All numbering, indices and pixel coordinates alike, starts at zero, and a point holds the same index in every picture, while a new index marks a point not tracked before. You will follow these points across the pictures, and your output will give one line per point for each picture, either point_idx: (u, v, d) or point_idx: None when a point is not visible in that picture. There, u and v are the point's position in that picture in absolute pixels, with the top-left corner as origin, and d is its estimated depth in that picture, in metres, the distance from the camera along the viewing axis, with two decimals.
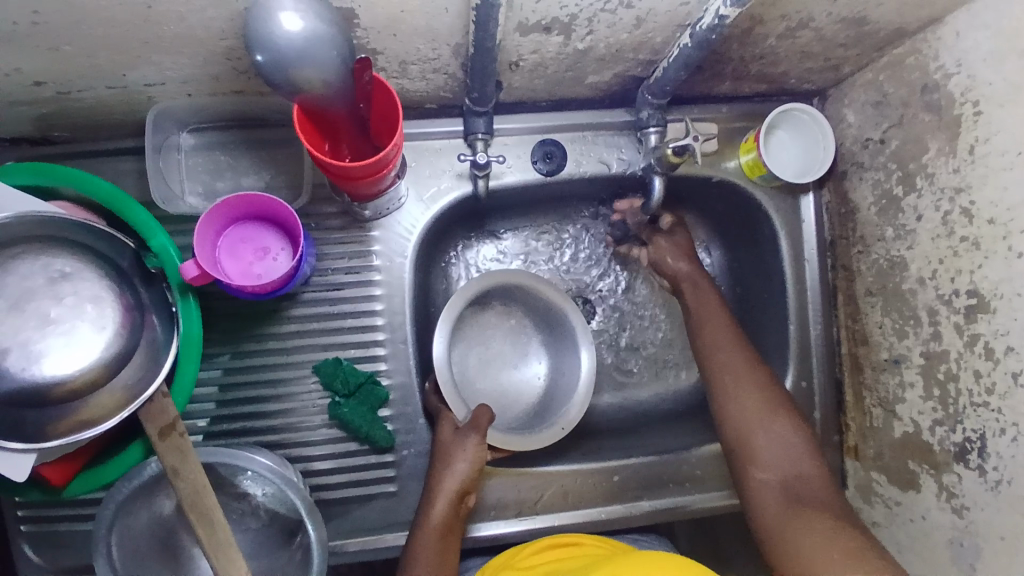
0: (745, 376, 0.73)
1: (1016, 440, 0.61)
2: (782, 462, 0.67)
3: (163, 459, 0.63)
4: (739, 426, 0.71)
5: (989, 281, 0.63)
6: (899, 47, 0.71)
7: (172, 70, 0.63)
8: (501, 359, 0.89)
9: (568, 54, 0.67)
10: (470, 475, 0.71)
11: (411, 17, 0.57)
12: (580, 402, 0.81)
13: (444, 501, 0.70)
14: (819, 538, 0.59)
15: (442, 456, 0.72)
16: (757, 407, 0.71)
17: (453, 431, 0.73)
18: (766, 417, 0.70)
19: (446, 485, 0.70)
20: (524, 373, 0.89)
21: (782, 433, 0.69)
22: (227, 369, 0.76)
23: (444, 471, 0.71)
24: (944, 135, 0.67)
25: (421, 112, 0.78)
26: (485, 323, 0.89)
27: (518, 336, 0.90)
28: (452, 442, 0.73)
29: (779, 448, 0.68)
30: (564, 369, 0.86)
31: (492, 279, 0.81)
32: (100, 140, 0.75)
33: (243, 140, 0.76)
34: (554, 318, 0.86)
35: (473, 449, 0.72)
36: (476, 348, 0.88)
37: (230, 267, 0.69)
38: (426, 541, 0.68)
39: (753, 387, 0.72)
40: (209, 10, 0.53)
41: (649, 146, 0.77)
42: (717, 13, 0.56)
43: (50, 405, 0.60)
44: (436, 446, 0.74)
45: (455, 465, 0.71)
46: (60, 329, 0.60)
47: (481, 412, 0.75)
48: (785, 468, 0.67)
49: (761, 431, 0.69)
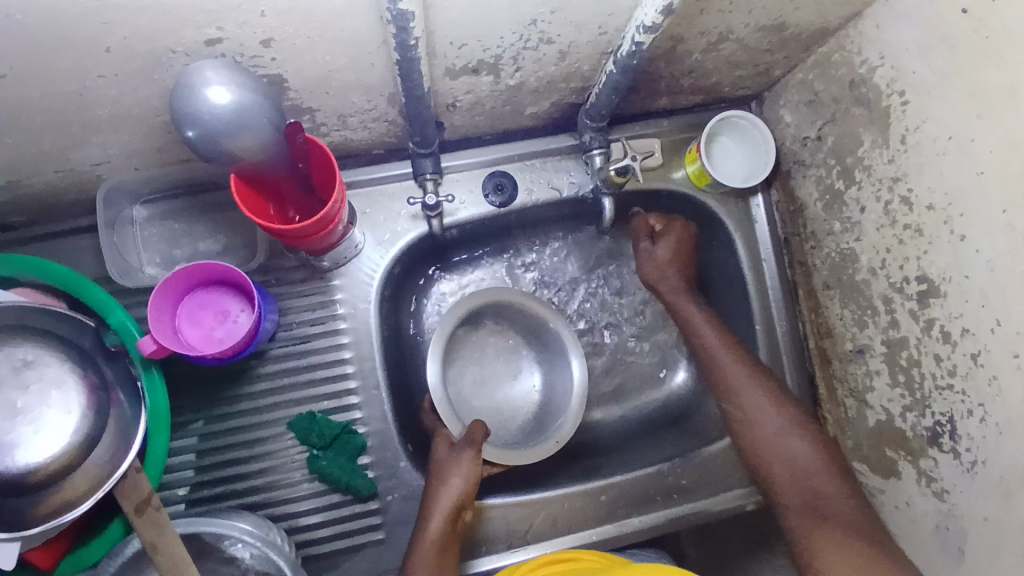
0: (748, 384, 0.77)
1: (984, 421, 0.61)
2: (795, 471, 0.70)
3: (141, 535, 0.64)
4: (751, 436, 0.74)
5: (937, 266, 0.64)
6: (824, 46, 0.73)
7: (115, 148, 0.63)
8: (497, 377, 0.89)
9: (502, 90, 0.68)
10: (465, 491, 0.71)
11: (341, 75, 0.59)
12: (575, 414, 0.80)
13: (440, 518, 0.70)
14: (845, 555, 0.62)
15: (438, 473, 0.73)
16: (774, 422, 0.74)
17: (448, 448, 0.75)
18: (776, 426, 0.73)
19: (443, 501, 0.70)
20: (517, 386, 0.89)
21: (800, 448, 0.71)
22: (203, 435, 0.76)
23: (439, 488, 0.71)
24: (876, 128, 0.69)
25: (369, 159, 0.79)
26: (481, 343, 0.90)
27: (512, 354, 0.91)
28: (447, 459, 0.74)
29: (790, 460, 0.71)
30: (557, 382, 0.86)
31: (479, 300, 0.81)
32: (52, 221, 0.75)
33: (194, 205, 0.77)
34: (545, 333, 0.87)
35: (467, 464, 0.72)
36: (471, 368, 0.89)
37: (191, 335, 0.69)
38: (422, 556, 0.68)
39: (770, 404, 0.75)
40: (140, 90, 0.55)
41: (594, 167, 0.78)
42: (633, 41, 0.58)
43: (27, 492, 0.60)
44: (432, 464, 0.75)
45: (450, 481, 0.72)
46: (28, 417, 0.60)
47: (475, 427, 0.76)
48: (800, 477, 0.70)
49: (772, 442, 0.73)
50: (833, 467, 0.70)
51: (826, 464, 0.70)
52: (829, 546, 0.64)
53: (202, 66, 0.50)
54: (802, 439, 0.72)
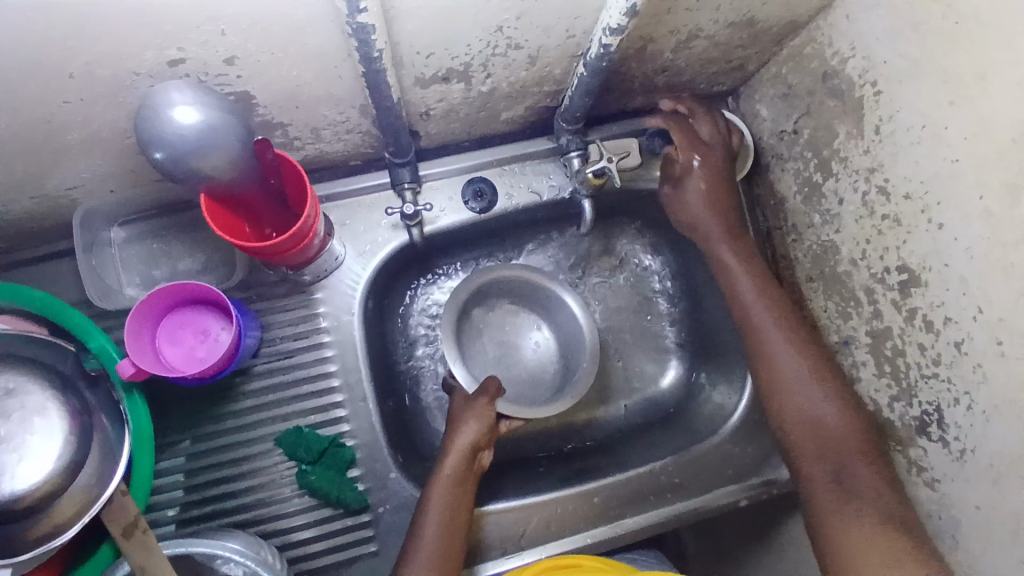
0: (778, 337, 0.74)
1: (971, 409, 0.61)
2: (821, 435, 0.69)
3: (129, 557, 0.63)
4: (779, 391, 0.73)
5: (917, 255, 0.64)
6: (796, 39, 0.73)
7: (88, 172, 0.63)
8: (517, 354, 0.89)
9: (475, 96, 0.68)
10: (481, 431, 0.73)
11: (308, 89, 0.58)
12: (592, 365, 0.80)
13: (456, 455, 0.72)
14: (861, 513, 0.63)
15: (453, 418, 0.75)
16: (802, 376, 0.72)
17: (463, 398, 0.76)
18: (807, 384, 0.71)
19: (459, 442, 0.72)
20: (539, 357, 0.89)
21: (826, 401, 0.70)
22: (190, 454, 0.75)
23: (455, 430, 0.73)
24: (851, 119, 0.69)
25: (346, 170, 0.79)
26: (500, 324, 0.90)
27: (530, 334, 0.90)
28: (462, 405, 0.75)
29: (816, 420, 0.70)
30: (572, 352, 0.85)
31: (492, 274, 0.81)
32: (29, 247, 0.74)
33: (172, 225, 0.76)
34: (555, 307, 0.86)
35: (480, 409, 0.74)
36: (492, 346, 0.89)
37: (172, 355, 0.69)
38: (439, 488, 0.70)
39: (799, 357, 0.73)
40: (107, 114, 0.54)
41: (573, 170, 0.78)
42: (600, 43, 0.58)
43: (11, 521, 0.59)
44: (450, 413, 0.77)
45: (464, 423, 0.73)
46: (11, 445, 0.59)
47: (490, 380, 0.77)
48: (825, 438, 0.69)
49: (800, 399, 0.71)
50: (861, 431, 0.69)
51: (853, 424, 0.69)
52: (846, 520, 0.64)
53: (167, 87, 0.50)
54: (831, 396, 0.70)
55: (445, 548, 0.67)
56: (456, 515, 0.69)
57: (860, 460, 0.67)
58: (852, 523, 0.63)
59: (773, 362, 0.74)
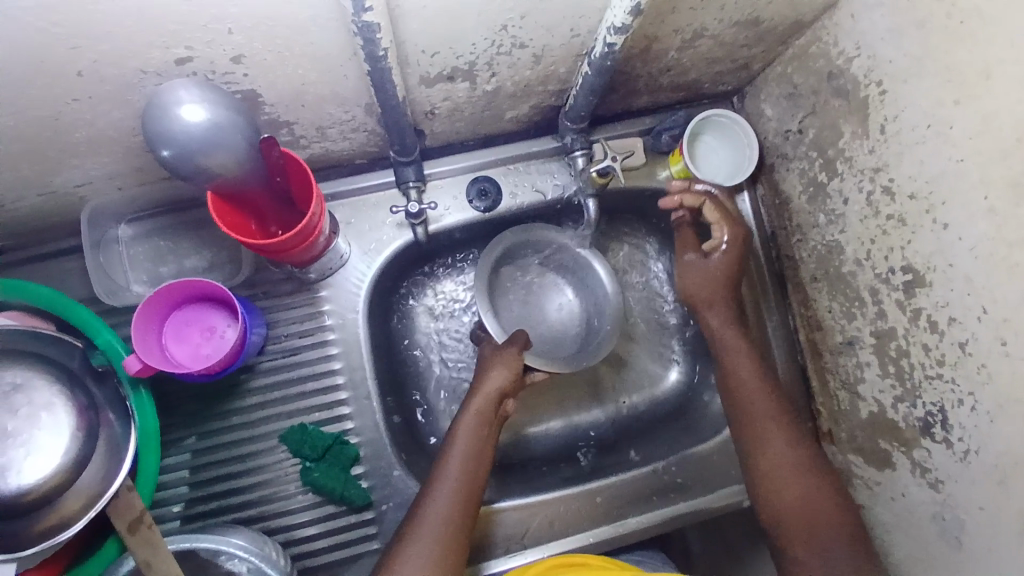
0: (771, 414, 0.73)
1: (975, 410, 0.60)
2: (809, 514, 0.66)
3: (134, 553, 0.64)
4: (770, 467, 0.70)
5: (921, 255, 0.64)
6: (801, 38, 0.73)
7: (95, 170, 0.64)
8: (544, 313, 0.90)
9: (479, 96, 0.69)
10: (507, 377, 0.73)
11: (313, 88, 0.59)
12: (616, 326, 0.81)
13: (482, 398, 0.72)
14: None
15: (483, 366, 0.75)
16: (795, 462, 0.70)
17: (493, 347, 0.77)
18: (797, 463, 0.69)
19: (488, 386, 0.72)
20: (566, 321, 0.90)
21: (816, 488, 0.68)
22: (195, 451, 0.76)
23: (483, 375, 0.74)
24: (856, 118, 0.69)
25: (351, 169, 0.79)
26: (530, 284, 0.91)
27: (558, 296, 0.91)
28: (491, 354, 0.76)
29: (805, 498, 0.67)
30: (598, 316, 0.85)
31: (527, 235, 0.81)
32: (37, 245, 0.75)
33: (179, 223, 0.77)
34: (583, 271, 0.86)
35: (507, 355, 0.74)
36: (521, 304, 0.90)
37: (179, 352, 0.69)
38: (462, 429, 0.70)
39: (787, 436, 0.71)
40: (114, 112, 0.55)
41: (577, 169, 0.78)
42: (605, 42, 0.58)
43: (19, 515, 0.60)
44: (480, 362, 0.77)
45: (491, 368, 0.73)
46: (19, 440, 0.59)
47: (519, 333, 0.77)
48: (813, 518, 0.66)
49: (793, 476, 0.69)
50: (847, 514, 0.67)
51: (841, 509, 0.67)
52: None
53: (174, 85, 0.51)
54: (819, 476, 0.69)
55: (467, 482, 0.67)
56: (480, 453, 0.69)
57: (846, 549, 0.64)
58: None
59: (766, 444, 0.71)
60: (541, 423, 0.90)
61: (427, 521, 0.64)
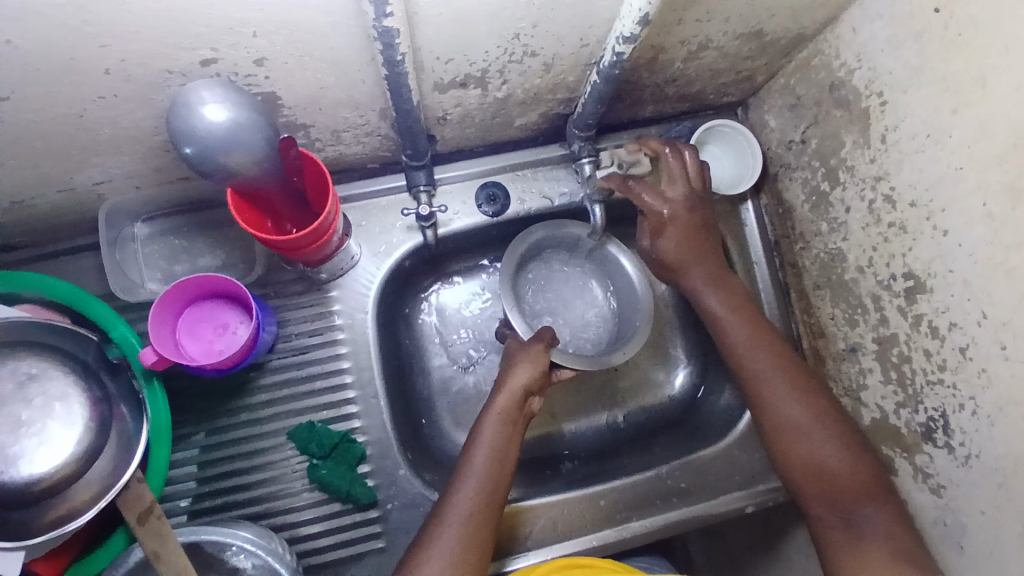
0: (781, 376, 0.71)
1: (976, 414, 0.61)
2: (825, 477, 0.66)
3: (143, 544, 0.64)
4: (786, 433, 0.69)
5: (922, 261, 0.65)
6: (803, 51, 0.75)
7: (115, 168, 0.66)
8: (576, 308, 0.91)
9: (490, 102, 0.71)
10: (534, 375, 0.73)
11: (331, 92, 0.61)
12: (646, 324, 0.80)
13: (508, 395, 0.72)
14: (877, 555, 0.60)
15: (508, 363, 0.75)
16: (811, 423, 0.68)
17: (520, 343, 0.77)
18: (809, 425, 0.68)
19: (513, 382, 0.72)
20: (597, 314, 0.91)
21: (836, 451, 0.67)
22: (204, 446, 0.77)
23: (509, 372, 0.73)
24: (857, 128, 0.70)
25: (364, 173, 0.81)
26: (559, 280, 0.91)
27: (587, 290, 0.91)
28: (517, 351, 0.76)
29: (821, 459, 0.67)
30: (627, 309, 0.86)
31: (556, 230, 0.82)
32: (54, 242, 0.77)
33: (194, 222, 0.79)
34: (610, 264, 0.86)
35: (534, 353, 0.74)
36: (552, 300, 0.91)
37: (191, 347, 0.71)
38: (489, 426, 0.70)
39: (800, 400, 0.70)
40: (137, 112, 0.57)
41: (584, 176, 0.80)
42: (614, 51, 0.60)
43: (29, 504, 0.60)
44: (505, 356, 0.77)
45: (519, 365, 0.73)
46: (32, 430, 0.61)
47: (545, 330, 0.77)
48: (829, 479, 0.66)
49: (807, 441, 0.68)
50: (864, 468, 0.66)
51: (858, 463, 0.66)
52: (863, 566, 0.60)
53: (199, 86, 0.53)
54: (834, 434, 0.68)
55: (490, 482, 0.67)
56: (505, 451, 0.69)
57: (875, 510, 0.64)
58: (869, 565, 0.60)
59: (779, 417, 0.70)
60: (545, 428, 0.91)
61: (450, 524, 0.64)
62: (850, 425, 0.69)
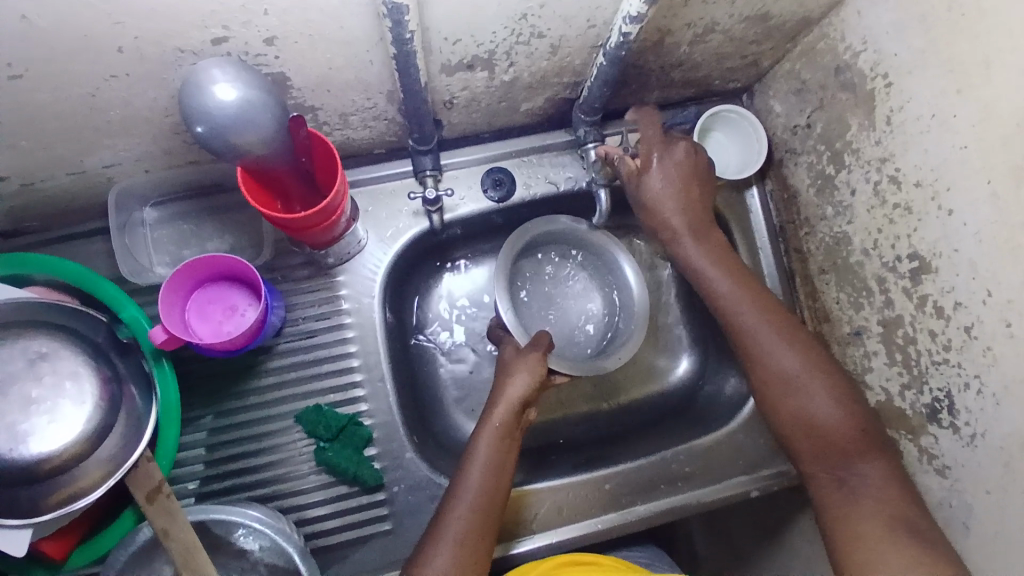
0: (773, 337, 0.71)
1: (981, 393, 0.61)
2: (814, 433, 0.66)
3: (153, 522, 0.65)
4: (775, 390, 0.69)
5: (927, 243, 0.65)
6: (809, 35, 0.75)
7: (126, 150, 0.66)
8: (565, 301, 0.90)
9: (497, 86, 0.71)
10: (530, 387, 0.72)
11: (340, 73, 0.61)
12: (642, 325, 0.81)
13: (505, 407, 0.71)
14: (866, 521, 0.60)
15: (504, 372, 0.75)
16: (804, 375, 0.68)
17: (516, 352, 0.77)
18: (800, 381, 0.68)
19: (510, 394, 0.72)
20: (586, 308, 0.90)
21: (827, 407, 0.67)
22: (212, 429, 0.77)
23: (506, 383, 0.73)
24: (863, 112, 0.70)
25: (370, 159, 0.82)
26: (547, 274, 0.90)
27: (577, 283, 0.90)
28: (514, 360, 0.75)
29: (808, 412, 0.67)
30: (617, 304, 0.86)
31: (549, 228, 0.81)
32: (66, 226, 0.77)
33: (202, 207, 0.79)
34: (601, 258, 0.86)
35: (532, 363, 0.73)
36: (541, 293, 0.90)
37: (200, 328, 0.71)
38: (485, 440, 0.70)
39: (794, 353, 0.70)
40: (149, 92, 0.57)
41: (589, 161, 0.81)
42: (620, 32, 0.60)
43: (40, 481, 0.61)
44: (501, 365, 0.77)
45: (516, 376, 0.73)
46: (43, 408, 0.61)
47: (542, 337, 0.77)
48: (819, 435, 0.66)
49: (799, 397, 0.68)
50: (859, 425, 0.66)
51: (853, 421, 0.66)
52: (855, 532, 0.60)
53: (210, 65, 0.53)
54: (828, 391, 0.67)
55: (489, 493, 0.67)
56: (501, 465, 0.69)
57: (873, 467, 0.63)
58: (862, 535, 0.60)
59: (767, 371, 0.70)
60: (550, 415, 0.91)
61: (446, 542, 0.64)
62: (849, 383, 0.68)
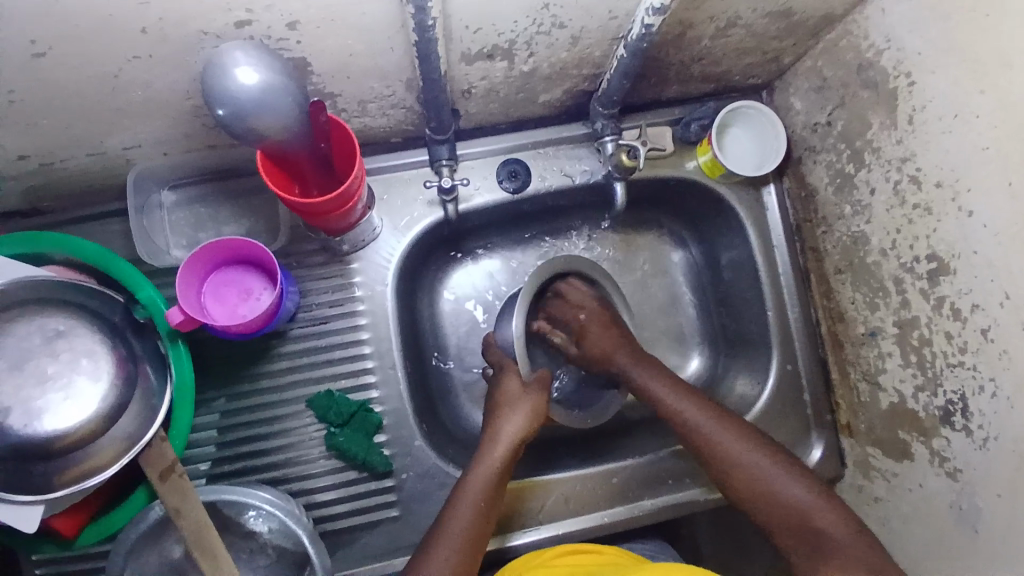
0: (713, 420, 0.70)
1: (995, 396, 0.61)
2: (777, 509, 0.64)
3: (165, 500, 0.66)
4: (728, 470, 0.67)
5: (947, 244, 0.64)
6: (831, 32, 0.74)
7: (145, 132, 0.67)
8: None
9: (515, 76, 0.71)
10: (530, 424, 0.70)
11: (359, 59, 0.61)
12: None
13: (504, 445, 0.69)
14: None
15: (504, 404, 0.71)
16: (756, 458, 0.67)
17: (522, 386, 0.72)
18: (751, 462, 0.67)
19: (507, 431, 0.69)
20: None
21: (786, 482, 0.65)
22: (225, 411, 0.78)
23: (503, 419, 0.70)
24: (884, 110, 0.70)
25: (388, 147, 0.82)
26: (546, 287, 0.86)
27: None
28: (518, 394, 0.71)
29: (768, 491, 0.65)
30: None
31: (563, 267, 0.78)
32: (85, 207, 0.78)
33: (219, 191, 0.80)
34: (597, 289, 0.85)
35: (534, 400, 0.71)
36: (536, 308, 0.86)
37: (217, 311, 0.72)
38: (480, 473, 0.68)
39: (736, 437, 0.68)
40: (170, 74, 0.58)
41: (606, 153, 0.80)
42: (642, 23, 0.60)
43: (54, 457, 0.62)
44: (498, 390, 0.73)
45: (516, 412, 0.70)
46: (58, 384, 0.62)
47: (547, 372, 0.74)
48: (786, 510, 0.64)
49: (757, 476, 0.66)
50: (821, 493, 0.64)
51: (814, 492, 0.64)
52: None
53: (232, 48, 0.53)
54: (785, 468, 0.66)
55: (482, 516, 0.66)
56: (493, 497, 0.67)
57: (848, 531, 0.61)
58: None
59: (714, 455, 0.68)
60: None
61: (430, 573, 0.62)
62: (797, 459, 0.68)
